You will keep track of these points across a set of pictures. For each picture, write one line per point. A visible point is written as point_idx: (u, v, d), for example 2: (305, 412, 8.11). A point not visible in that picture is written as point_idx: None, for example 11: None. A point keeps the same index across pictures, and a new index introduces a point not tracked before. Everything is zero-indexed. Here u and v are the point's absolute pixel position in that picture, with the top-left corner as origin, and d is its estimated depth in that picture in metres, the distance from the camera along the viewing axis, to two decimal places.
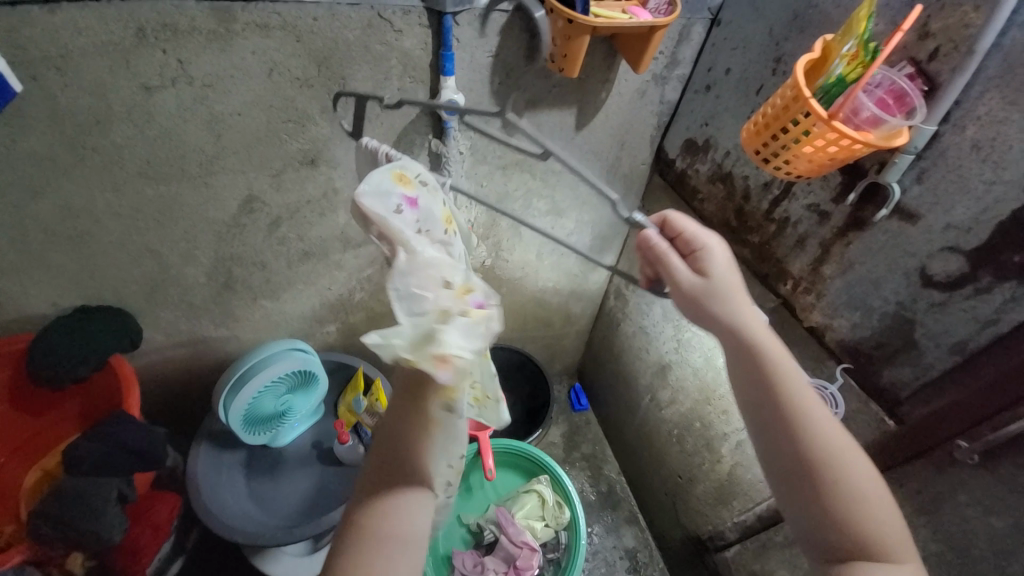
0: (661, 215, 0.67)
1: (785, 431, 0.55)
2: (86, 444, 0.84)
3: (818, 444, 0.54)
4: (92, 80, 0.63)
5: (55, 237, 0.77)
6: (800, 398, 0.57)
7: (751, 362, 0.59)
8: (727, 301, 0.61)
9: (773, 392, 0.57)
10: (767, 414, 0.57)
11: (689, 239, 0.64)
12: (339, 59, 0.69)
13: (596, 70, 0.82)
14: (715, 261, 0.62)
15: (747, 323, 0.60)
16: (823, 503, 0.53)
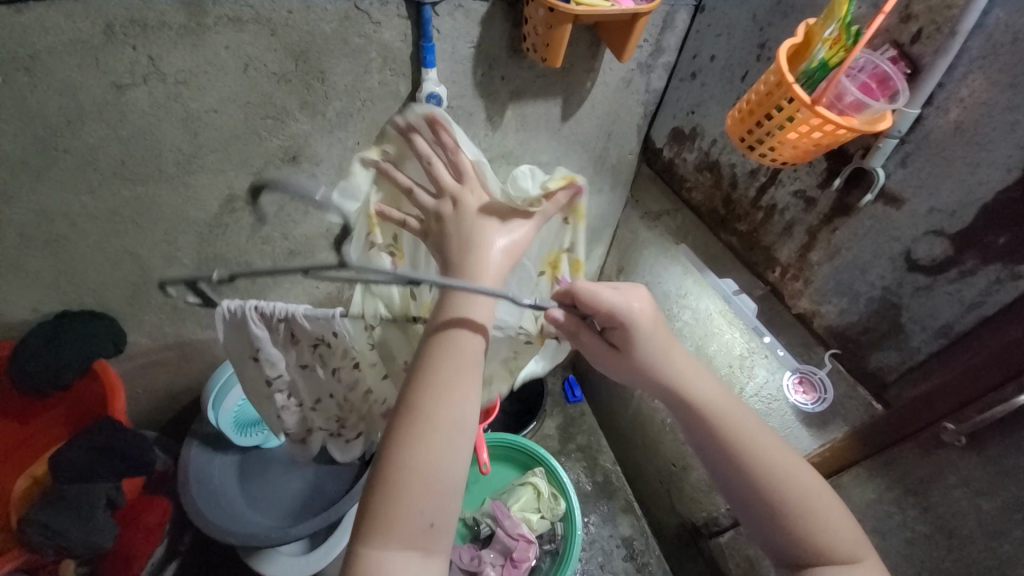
0: (567, 288, 0.60)
1: (732, 466, 0.60)
2: (70, 453, 0.82)
3: (771, 471, 0.59)
4: (60, 79, 0.61)
5: (30, 242, 0.75)
6: (749, 432, 0.60)
7: (687, 415, 0.61)
8: (653, 368, 0.61)
9: (715, 437, 0.60)
10: (714, 455, 0.61)
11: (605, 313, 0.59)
12: (317, 53, 0.68)
13: (581, 60, 0.81)
14: (639, 330, 0.59)
15: (680, 379, 0.61)
16: (780, 525, 0.58)
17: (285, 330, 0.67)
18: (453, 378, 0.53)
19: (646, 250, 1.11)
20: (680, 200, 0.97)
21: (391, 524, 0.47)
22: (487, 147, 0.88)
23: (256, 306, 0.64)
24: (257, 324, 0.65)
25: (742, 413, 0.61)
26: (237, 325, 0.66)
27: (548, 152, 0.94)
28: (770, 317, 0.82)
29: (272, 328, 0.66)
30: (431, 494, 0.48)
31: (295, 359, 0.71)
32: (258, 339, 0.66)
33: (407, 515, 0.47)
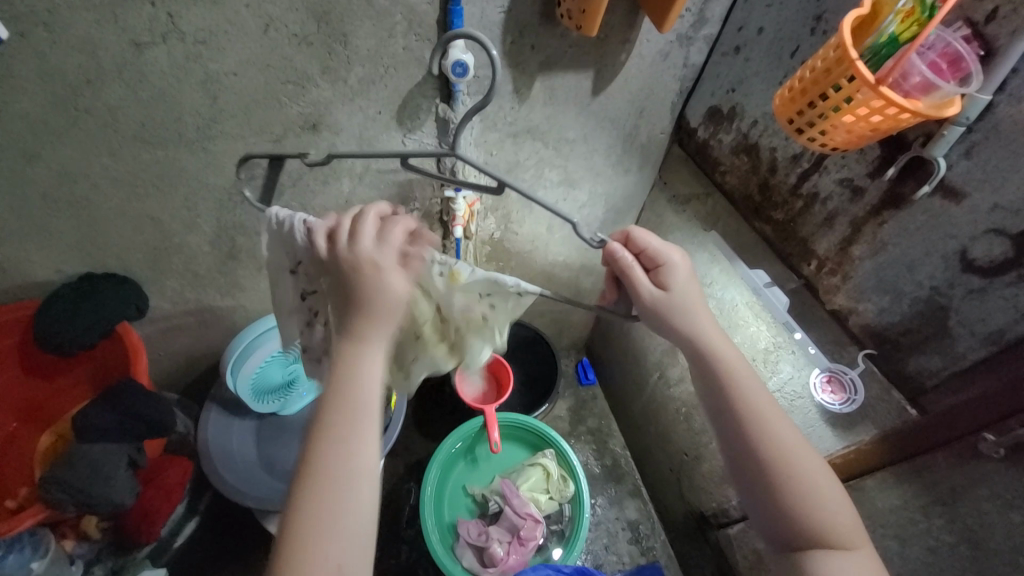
0: (623, 231, 0.66)
1: (738, 427, 0.61)
2: (99, 411, 0.86)
3: (769, 440, 0.60)
4: (80, 36, 0.60)
5: (54, 202, 0.75)
6: (754, 396, 0.61)
7: (704, 368, 0.63)
8: (687, 314, 0.63)
9: (726, 394, 0.62)
10: (722, 412, 0.62)
11: (652, 256, 0.63)
12: (340, 14, 0.64)
13: (617, 29, 0.76)
14: (677, 273, 0.63)
15: (706, 331, 0.63)
16: (777, 503, 0.59)
17: (328, 253, 0.59)
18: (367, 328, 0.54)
19: (672, 235, 1.06)
20: (712, 184, 0.93)
21: (317, 474, 0.50)
22: (513, 120, 0.85)
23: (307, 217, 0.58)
24: (304, 238, 0.59)
25: (749, 375, 0.63)
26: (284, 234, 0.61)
27: (576, 129, 0.90)
28: (801, 311, 0.79)
29: (316, 249, 0.59)
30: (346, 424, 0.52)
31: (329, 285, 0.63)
32: (302, 255, 0.60)
33: (330, 456, 0.50)
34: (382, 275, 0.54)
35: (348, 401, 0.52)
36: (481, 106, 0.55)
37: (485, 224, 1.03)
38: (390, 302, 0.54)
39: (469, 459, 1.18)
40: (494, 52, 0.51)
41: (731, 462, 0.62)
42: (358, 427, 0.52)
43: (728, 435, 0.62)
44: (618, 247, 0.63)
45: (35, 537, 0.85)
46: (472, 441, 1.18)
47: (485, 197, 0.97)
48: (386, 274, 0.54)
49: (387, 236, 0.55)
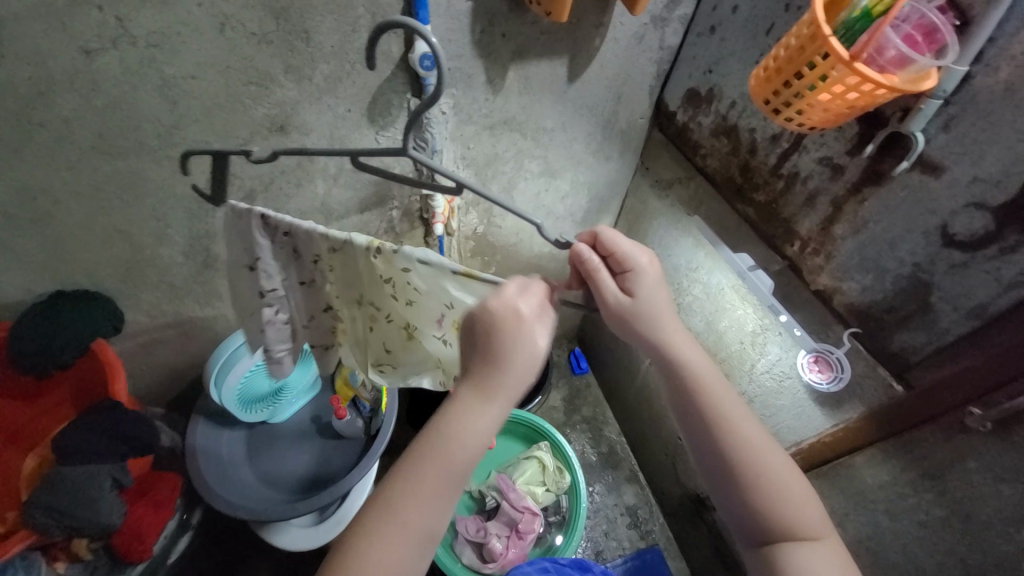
0: (592, 231, 0.63)
1: (708, 433, 0.60)
2: (74, 433, 0.84)
3: (740, 445, 0.58)
4: (23, 45, 0.56)
5: (13, 220, 0.72)
6: (726, 404, 0.60)
7: (671, 374, 0.62)
8: (654, 322, 0.61)
9: (693, 397, 0.60)
10: (687, 413, 0.61)
11: (620, 259, 0.61)
12: (299, 9, 0.62)
13: (589, 13, 0.74)
14: (644, 280, 0.60)
15: (674, 339, 0.61)
16: (746, 501, 0.58)
17: (289, 243, 0.58)
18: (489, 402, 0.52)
19: (656, 221, 1.06)
20: (694, 167, 0.92)
21: (393, 526, 0.49)
22: (488, 113, 0.83)
23: (260, 210, 0.55)
24: (260, 231, 0.56)
25: (721, 382, 0.61)
26: (236, 228, 0.57)
27: (554, 118, 0.88)
28: (787, 293, 0.79)
29: (276, 241, 0.58)
30: (442, 485, 0.51)
31: (292, 276, 0.62)
32: (258, 248, 0.58)
33: (413, 514, 0.50)
34: (530, 336, 0.53)
35: (444, 464, 0.51)
36: (428, 103, 0.44)
37: (467, 219, 1.01)
38: (528, 367, 0.53)
39: None
40: (434, 40, 0.42)
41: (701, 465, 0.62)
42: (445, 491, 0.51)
43: (695, 437, 0.61)
44: (585, 248, 0.60)
45: (27, 560, 0.83)
46: None
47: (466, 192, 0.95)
48: (533, 338, 0.53)
49: (530, 286, 0.54)
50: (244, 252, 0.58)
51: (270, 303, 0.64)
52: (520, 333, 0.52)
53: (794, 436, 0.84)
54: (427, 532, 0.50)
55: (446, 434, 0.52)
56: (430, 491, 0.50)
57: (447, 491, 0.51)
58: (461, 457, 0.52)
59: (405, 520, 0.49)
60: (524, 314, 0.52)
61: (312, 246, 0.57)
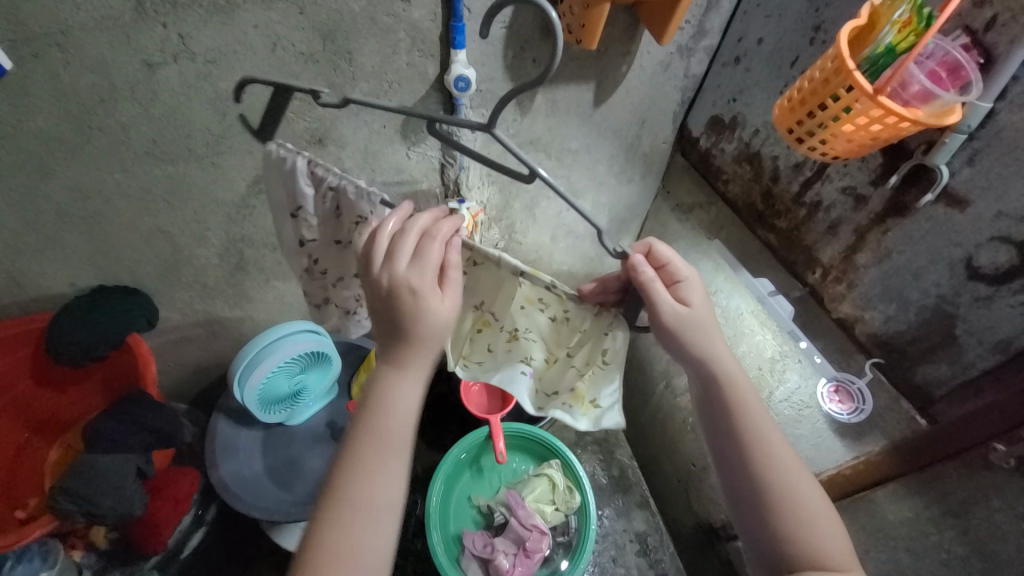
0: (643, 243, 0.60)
1: (736, 449, 0.60)
2: (104, 423, 0.87)
3: (766, 462, 0.58)
4: (92, 57, 0.61)
5: (66, 217, 0.76)
6: (757, 422, 0.59)
7: (712, 391, 0.60)
8: (706, 337, 0.59)
9: (731, 418, 0.60)
10: (722, 433, 0.61)
11: (673, 271, 0.59)
12: (345, 32, 0.66)
13: (617, 42, 0.77)
14: (695, 289, 0.59)
15: (720, 352, 0.59)
16: (773, 529, 0.57)
17: (333, 200, 0.62)
18: (410, 377, 0.55)
19: (676, 244, 1.07)
20: (716, 192, 0.93)
21: (348, 496, 0.53)
22: (516, 133, 0.85)
23: (309, 158, 0.59)
24: (307, 182, 0.60)
25: (753, 396, 0.61)
26: (284, 173, 0.61)
27: (579, 139, 0.91)
28: (808, 320, 0.78)
29: (322, 194, 0.62)
30: (386, 457, 0.55)
31: (329, 234, 0.66)
32: (304, 199, 0.62)
33: (363, 482, 0.53)
34: (433, 307, 0.54)
35: (378, 433, 0.55)
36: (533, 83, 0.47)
37: (490, 235, 1.03)
38: (433, 335, 0.55)
39: (475, 470, 1.17)
40: (553, 15, 0.46)
41: (726, 483, 0.61)
42: (383, 459, 0.54)
43: (727, 459, 0.61)
44: (640, 260, 0.57)
45: (44, 546, 0.87)
46: (476, 451, 1.17)
47: (490, 208, 0.97)
48: (432, 305, 0.54)
49: (422, 251, 0.54)
50: (289, 200, 0.64)
51: (304, 254, 0.70)
52: (424, 307, 0.53)
53: (811, 467, 0.80)
54: (382, 504, 0.54)
55: (376, 409, 0.55)
56: (376, 463, 0.54)
57: (382, 458, 0.54)
58: (393, 425, 0.55)
59: (361, 496, 0.53)
60: (428, 295, 0.54)
61: (355, 208, 0.60)
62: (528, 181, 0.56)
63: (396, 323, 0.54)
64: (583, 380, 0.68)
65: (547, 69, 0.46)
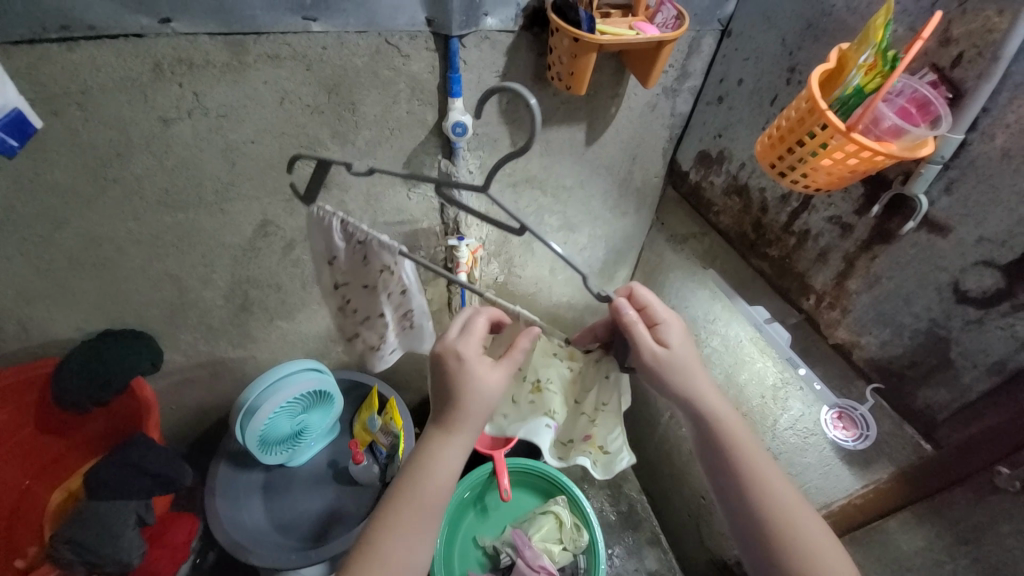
0: (627, 288, 0.63)
1: (737, 491, 0.59)
2: (105, 468, 0.86)
3: (771, 504, 0.57)
4: (111, 114, 0.64)
5: (78, 265, 0.78)
6: (756, 460, 0.59)
7: (702, 428, 0.61)
8: (687, 374, 0.59)
9: (725, 455, 0.59)
10: (718, 469, 0.60)
11: (652, 314, 0.61)
12: (348, 85, 0.70)
13: (605, 85, 0.82)
14: (674, 331, 0.60)
15: (702, 389, 0.60)
16: (781, 565, 0.56)
17: (360, 250, 0.61)
18: (451, 442, 0.56)
19: (673, 273, 1.09)
20: (708, 223, 0.96)
21: (375, 557, 0.52)
22: (513, 173, 0.89)
23: (343, 216, 0.59)
24: (338, 235, 0.60)
25: (749, 433, 0.61)
26: (317, 227, 0.62)
27: (573, 176, 0.94)
28: (807, 346, 0.79)
29: (350, 246, 0.61)
30: (416, 518, 0.54)
31: (358, 278, 0.65)
32: (336, 248, 0.62)
33: (391, 545, 0.53)
34: (475, 375, 0.56)
35: (420, 496, 0.54)
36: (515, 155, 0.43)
37: (489, 269, 1.05)
38: (481, 404, 0.56)
39: (479, 509, 1.15)
40: (533, 101, 0.41)
41: (734, 529, 0.60)
42: (423, 525, 0.54)
43: (727, 495, 0.60)
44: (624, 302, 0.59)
45: None
46: (479, 489, 1.15)
47: (489, 243, 1.00)
48: (479, 372, 0.56)
49: (472, 325, 0.59)
50: (322, 250, 0.64)
51: (337, 295, 0.69)
52: (468, 376, 0.56)
53: (823, 497, 0.81)
54: (406, 565, 0.53)
55: (415, 467, 0.56)
56: (406, 525, 0.53)
57: (421, 522, 0.54)
58: (434, 491, 0.55)
59: (385, 557, 0.52)
60: (472, 369, 0.56)
61: (382, 257, 0.60)
62: (518, 235, 0.53)
63: (445, 381, 0.57)
64: (595, 427, 0.73)
65: (530, 138, 0.42)
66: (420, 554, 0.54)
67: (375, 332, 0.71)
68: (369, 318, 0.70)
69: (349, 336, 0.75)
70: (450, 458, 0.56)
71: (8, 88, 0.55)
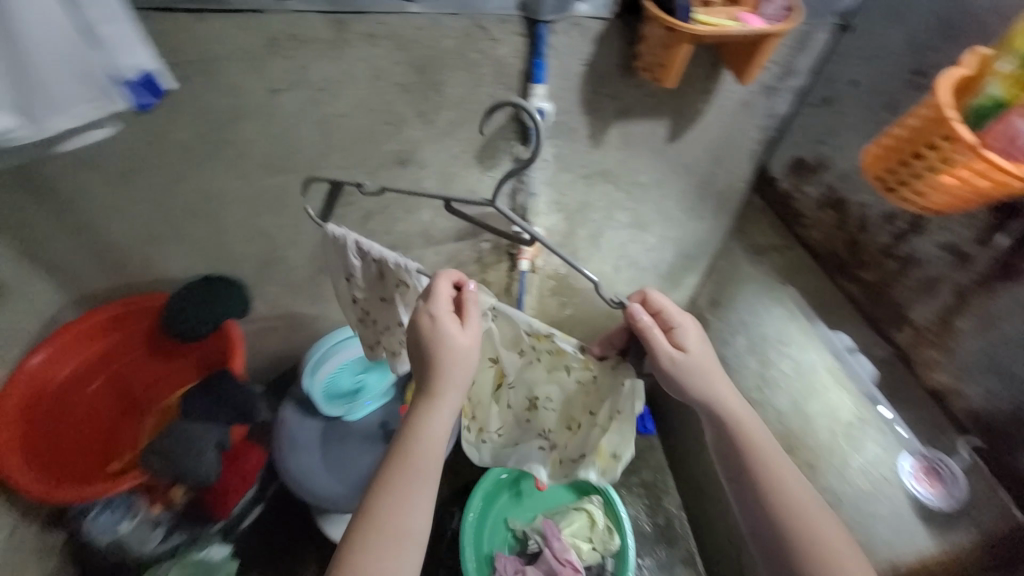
0: (640, 294, 0.62)
1: (758, 501, 0.57)
2: (197, 393, 1.00)
3: (796, 518, 0.55)
4: (230, 82, 0.72)
5: (191, 214, 0.89)
6: (778, 468, 0.57)
7: (721, 431, 0.59)
8: (706, 377, 0.58)
9: (745, 462, 0.58)
10: (738, 477, 0.58)
11: (667, 318, 0.60)
12: (437, 66, 0.73)
13: (697, 80, 0.77)
14: (691, 334, 0.59)
15: (721, 392, 0.59)
16: None
17: (376, 267, 0.64)
18: (439, 407, 0.58)
19: (747, 286, 1.02)
20: (793, 237, 0.88)
21: (374, 519, 0.53)
22: (587, 164, 0.88)
23: (354, 237, 0.62)
24: (354, 253, 0.64)
25: (770, 439, 0.58)
26: (338, 247, 0.66)
27: (650, 173, 0.91)
28: (895, 385, 0.72)
29: (367, 263, 0.65)
30: (412, 481, 0.55)
31: (376, 292, 0.69)
32: (354, 265, 0.66)
33: (388, 509, 0.54)
34: (450, 339, 0.57)
35: (414, 459, 0.56)
36: (522, 167, 0.51)
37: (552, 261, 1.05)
38: (458, 366, 0.58)
39: (514, 492, 1.17)
40: (535, 117, 0.48)
41: (757, 546, 0.57)
42: (418, 488, 0.55)
43: (747, 504, 0.58)
44: (638, 308, 0.58)
45: (130, 498, 0.97)
46: (518, 473, 1.17)
47: (554, 234, 1.00)
48: (453, 336, 0.57)
49: (436, 291, 0.59)
50: (343, 265, 0.69)
51: (358, 308, 0.75)
52: (446, 341, 0.57)
53: (891, 554, 0.73)
54: (406, 528, 0.53)
55: (408, 434, 0.57)
56: (401, 491, 0.54)
57: (418, 484, 0.55)
58: (428, 453, 0.57)
59: (384, 519, 0.53)
60: (445, 334, 0.57)
61: (396, 274, 0.62)
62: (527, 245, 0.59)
63: (425, 349, 0.58)
64: (603, 440, 0.66)
65: (534, 152, 0.50)
66: (418, 517, 0.54)
67: (395, 339, 0.75)
68: (389, 328, 0.73)
69: (372, 346, 0.80)
70: (439, 420, 0.58)
71: (139, 49, 0.54)
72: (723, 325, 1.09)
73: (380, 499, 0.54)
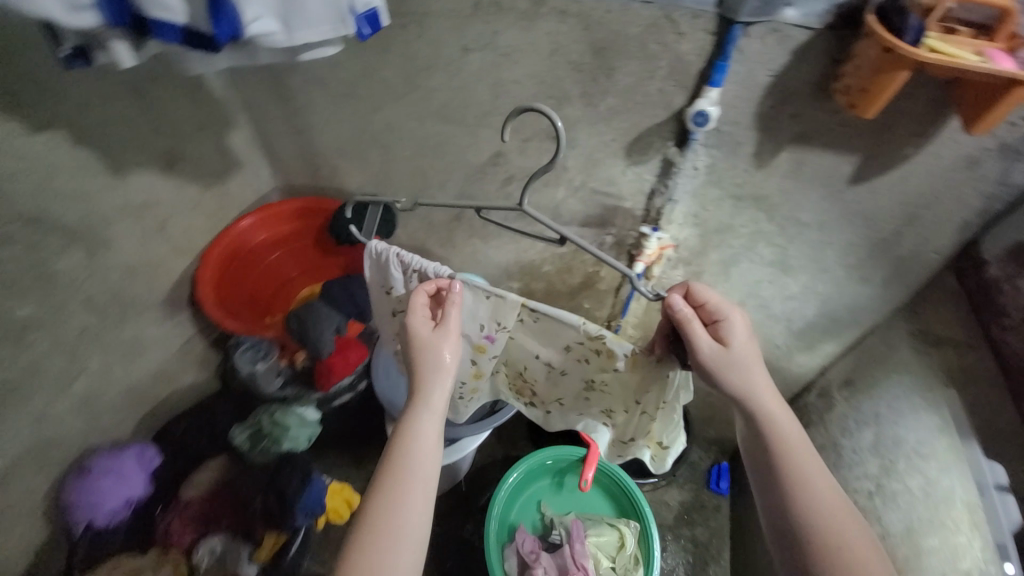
0: (683, 285, 0.61)
1: (786, 514, 0.55)
2: (337, 283, 1.18)
3: (828, 536, 0.53)
4: (434, 35, 0.83)
5: (374, 142, 1.06)
6: (810, 483, 0.55)
7: (755, 435, 0.58)
8: (747, 373, 0.57)
9: (775, 469, 0.56)
10: (768, 483, 0.57)
11: (712, 311, 0.59)
12: (614, 51, 0.74)
13: (909, 119, 0.66)
14: (737, 328, 0.58)
15: (759, 392, 0.57)
16: None
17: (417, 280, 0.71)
18: (426, 411, 0.63)
19: (897, 377, 0.85)
20: (983, 335, 0.72)
21: (371, 520, 0.57)
22: (742, 183, 0.81)
23: (398, 251, 0.70)
24: (397, 267, 0.72)
25: (805, 454, 0.56)
26: (381, 264, 0.74)
27: (813, 213, 0.80)
28: None
29: (409, 275, 0.72)
30: (403, 482, 0.59)
31: None
32: (394, 280, 0.74)
33: (386, 510, 0.57)
34: (433, 345, 0.64)
35: (406, 462, 0.60)
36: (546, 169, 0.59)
37: (671, 276, 1.00)
38: (443, 365, 0.64)
39: (555, 480, 1.17)
40: (559, 123, 0.55)
41: (778, 548, 0.57)
42: (410, 486, 0.59)
43: (775, 515, 0.57)
44: (678, 299, 0.58)
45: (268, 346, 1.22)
46: (564, 465, 1.16)
47: (683, 249, 0.95)
48: (433, 340, 0.64)
49: (413, 305, 0.66)
50: (383, 280, 0.76)
51: (396, 321, 0.82)
52: (428, 348, 0.64)
53: None
54: (405, 525, 0.57)
55: (396, 441, 0.62)
56: (393, 494, 0.58)
57: (410, 484, 0.59)
58: (420, 454, 0.61)
59: (381, 521, 0.57)
60: (428, 338, 0.64)
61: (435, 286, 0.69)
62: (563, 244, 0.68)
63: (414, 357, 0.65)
64: (654, 423, 0.72)
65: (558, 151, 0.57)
66: (412, 512, 0.58)
67: None
68: None
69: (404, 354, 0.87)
70: (427, 421, 0.63)
71: None
72: (850, 411, 0.93)
73: (376, 503, 0.58)
